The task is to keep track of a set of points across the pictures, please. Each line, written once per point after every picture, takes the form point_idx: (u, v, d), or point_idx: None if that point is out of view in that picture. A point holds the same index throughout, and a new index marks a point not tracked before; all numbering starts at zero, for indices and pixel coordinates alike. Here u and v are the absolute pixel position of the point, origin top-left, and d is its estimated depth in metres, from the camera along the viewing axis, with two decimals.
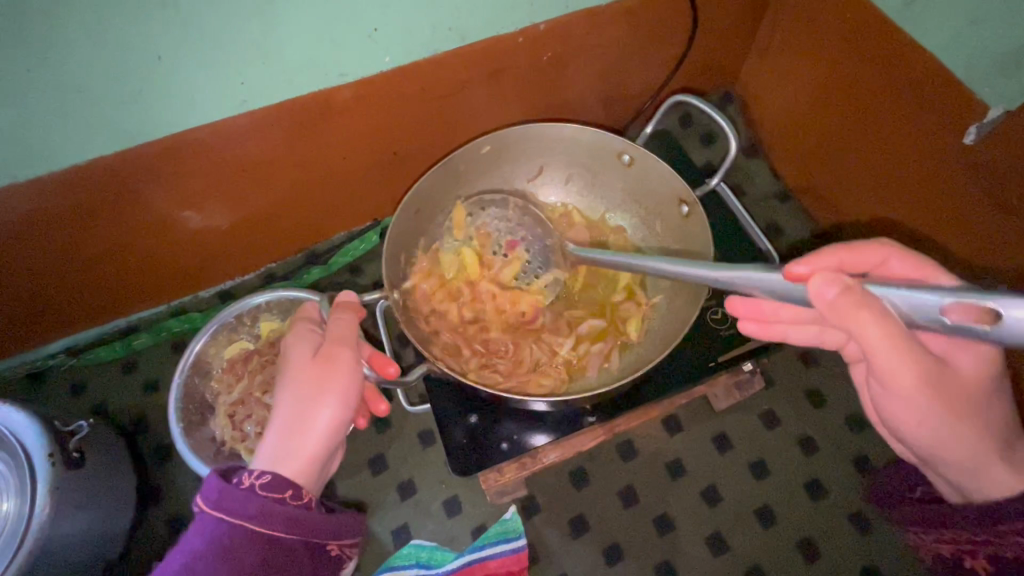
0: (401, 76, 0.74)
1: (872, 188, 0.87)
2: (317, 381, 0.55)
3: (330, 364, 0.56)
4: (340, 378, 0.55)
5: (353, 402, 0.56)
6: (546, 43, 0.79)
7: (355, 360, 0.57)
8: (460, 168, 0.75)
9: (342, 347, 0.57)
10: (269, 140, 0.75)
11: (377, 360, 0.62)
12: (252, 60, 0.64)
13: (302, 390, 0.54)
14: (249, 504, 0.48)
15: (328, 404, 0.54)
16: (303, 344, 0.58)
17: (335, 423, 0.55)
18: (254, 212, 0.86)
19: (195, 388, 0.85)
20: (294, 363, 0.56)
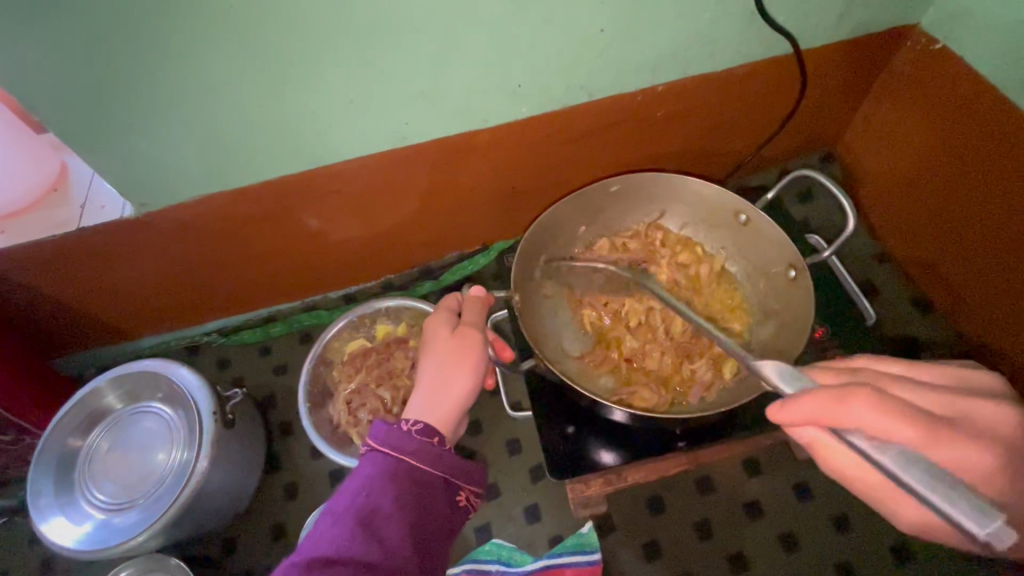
0: (532, 126, 0.85)
1: (974, 261, 0.86)
2: (456, 354, 0.64)
3: (466, 339, 0.66)
4: (473, 353, 0.65)
5: (480, 375, 0.66)
6: (662, 103, 0.86)
7: (484, 339, 0.67)
8: (588, 202, 0.84)
9: (473, 327, 0.67)
10: (410, 171, 0.88)
11: (498, 345, 0.76)
12: (417, 106, 0.78)
13: (443, 359, 0.64)
14: (410, 442, 0.56)
15: (465, 374, 0.64)
16: (442, 325, 0.67)
17: (467, 393, 0.64)
18: (386, 230, 0.99)
19: (320, 375, 0.99)
20: (434, 339, 0.66)
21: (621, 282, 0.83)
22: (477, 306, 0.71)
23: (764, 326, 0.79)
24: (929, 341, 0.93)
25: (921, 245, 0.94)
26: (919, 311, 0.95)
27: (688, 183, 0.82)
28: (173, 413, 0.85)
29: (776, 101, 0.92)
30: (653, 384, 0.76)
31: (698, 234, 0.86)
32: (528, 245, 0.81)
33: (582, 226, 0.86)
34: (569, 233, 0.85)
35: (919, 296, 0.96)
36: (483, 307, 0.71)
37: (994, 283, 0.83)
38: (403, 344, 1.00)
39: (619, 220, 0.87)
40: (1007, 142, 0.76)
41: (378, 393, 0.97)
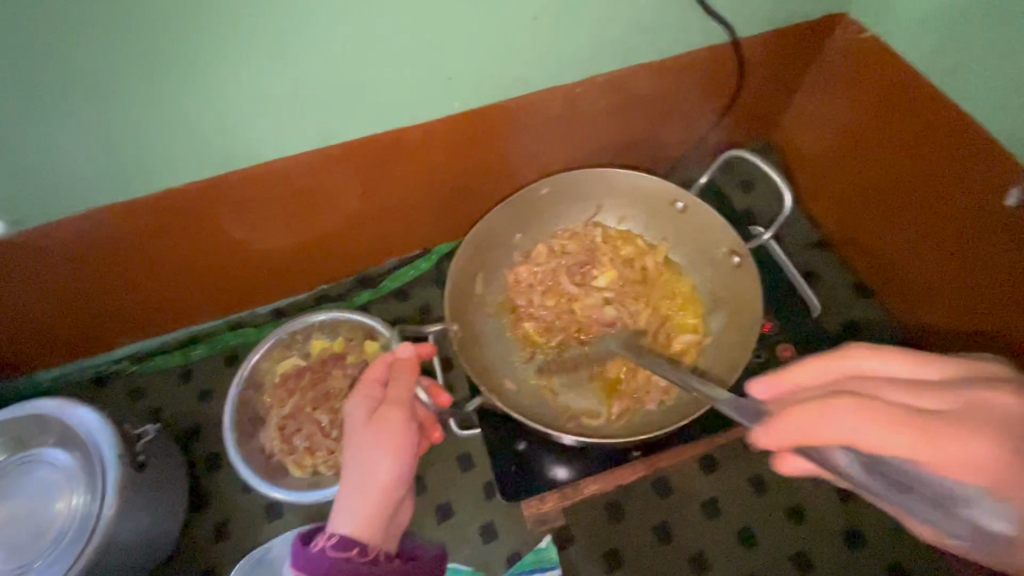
0: (467, 120, 0.79)
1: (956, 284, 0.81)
2: (371, 446, 0.59)
3: (382, 425, 0.60)
4: (392, 438, 0.60)
5: (406, 458, 0.60)
6: (602, 94, 0.83)
7: (405, 417, 0.61)
8: (518, 210, 0.80)
9: (391, 406, 0.61)
10: (337, 173, 0.81)
11: (432, 390, 0.71)
12: (337, 102, 0.70)
13: (359, 455, 0.59)
14: (323, 565, 0.55)
15: (385, 462, 0.59)
16: (359, 405, 0.62)
17: (393, 482, 0.59)
18: (317, 237, 0.91)
19: (249, 400, 0.90)
20: (352, 427, 0.62)
21: (562, 289, 0.79)
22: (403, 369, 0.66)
23: (714, 316, 0.77)
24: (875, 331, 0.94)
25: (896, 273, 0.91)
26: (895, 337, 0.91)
27: (618, 176, 0.79)
28: (70, 459, 0.75)
29: (715, 90, 0.90)
30: (609, 394, 0.73)
31: (638, 228, 0.83)
32: (461, 267, 0.76)
33: (517, 235, 0.82)
34: (502, 244, 0.81)
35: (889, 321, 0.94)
36: (408, 373, 0.65)
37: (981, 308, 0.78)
38: (341, 361, 0.93)
39: (555, 222, 0.83)
40: (930, 117, 0.77)
41: (314, 417, 0.89)
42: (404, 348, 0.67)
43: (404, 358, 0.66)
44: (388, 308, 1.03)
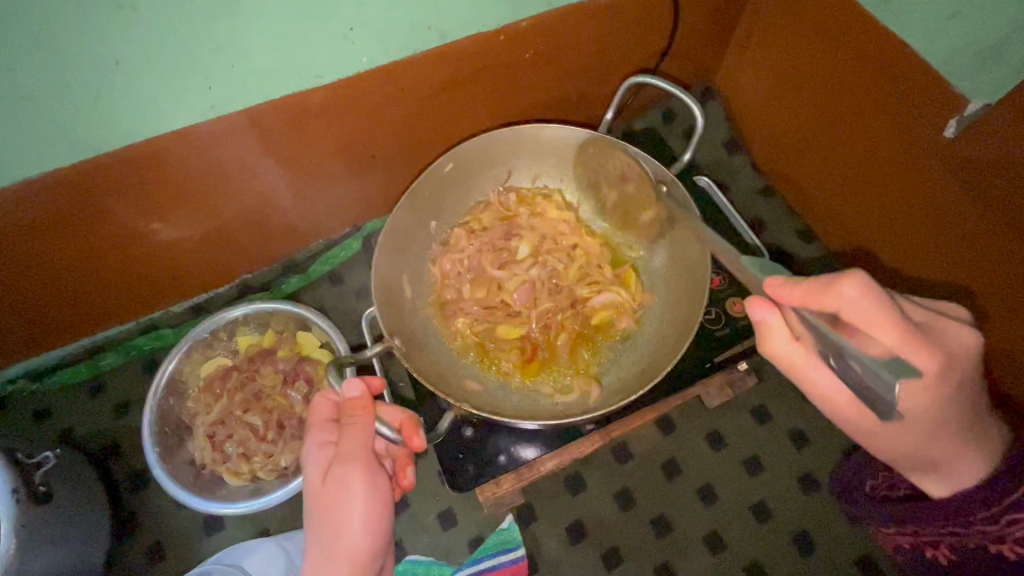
0: (380, 78, 0.70)
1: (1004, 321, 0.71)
2: (333, 514, 0.52)
3: (341, 488, 0.52)
4: (356, 496, 0.52)
5: (379, 526, 0.53)
6: (529, 41, 0.75)
7: (370, 471, 0.53)
8: (425, 195, 0.73)
9: (349, 460, 0.53)
10: (237, 147, 0.71)
11: (405, 429, 0.58)
12: (220, 63, 0.60)
13: (322, 527, 0.52)
14: None
15: (351, 526, 0.52)
16: (316, 464, 0.55)
17: (363, 546, 0.52)
18: (228, 221, 0.81)
19: (171, 409, 0.81)
20: (311, 484, 0.55)
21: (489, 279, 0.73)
22: (355, 413, 0.55)
23: (657, 255, 0.72)
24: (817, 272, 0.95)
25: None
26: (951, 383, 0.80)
27: (516, 134, 0.73)
28: None
29: (650, 33, 0.84)
30: (568, 367, 0.69)
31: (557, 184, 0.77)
32: (381, 275, 0.68)
33: (431, 224, 0.75)
34: (418, 235, 0.73)
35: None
36: (360, 416, 0.54)
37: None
38: (270, 357, 0.85)
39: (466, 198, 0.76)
40: (866, 52, 0.74)
41: (246, 420, 0.82)
42: (352, 386, 0.56)
43: (353, 400, 0.55)
44: (319, 293, 0.94)
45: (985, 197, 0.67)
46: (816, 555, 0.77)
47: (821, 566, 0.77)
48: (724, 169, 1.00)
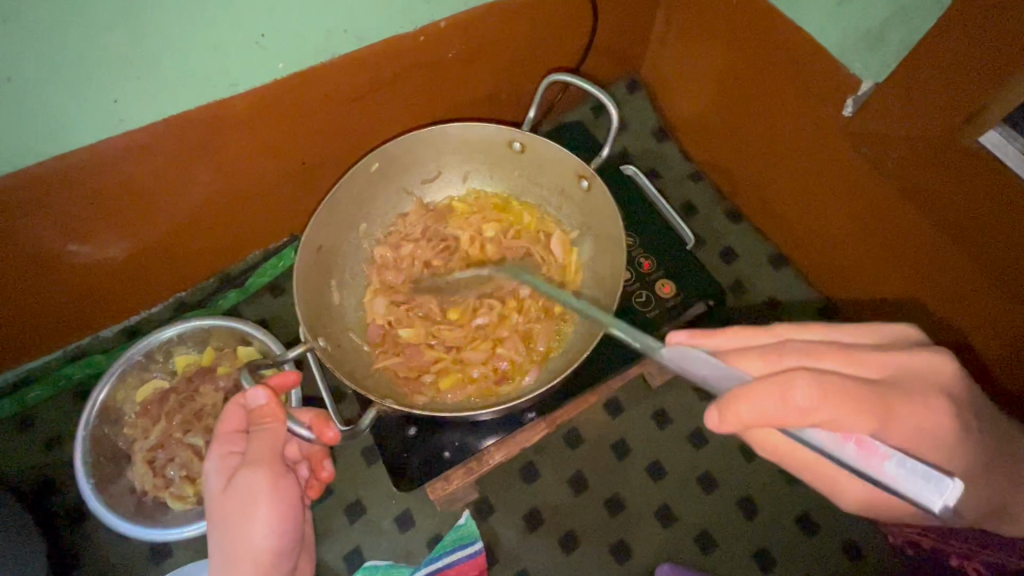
0: (300, 84, 0.70)
1: (917, 289, 0.76)
2: (237, 518, 0.53)
3: (244, 495, 0.54)
4: (259, 499, 0.54)
5: (289, 523, 0.55)
6: (450, 41, 0.76)
7: (273, 476, 0.54)
8: (350, 195, 0.72)
9: (251, 468, 0.54)
10: (154, 161, 0.68)
11: (316, 425, 0.59)
12: (125, 75, 0.59)
13: (226, 530, 0.53)
14: None
15: (255, 531, 0.54)
16: (219, 471, 0.56)
17: (267, 547, 0.54)
18: (155, 239, 0.78)
19: (107, 437, 0.78)
20: (213, 493, 0.56)
21: (426, 281, 0.75)
22: (264, 419, 0.57)
23: (584, 246, 0.74)
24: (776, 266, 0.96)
25: (861, 281, 0.84)
26: None
27: (443, 133, 0.74)
28: None
29: (571, 28, 0.86)
30: (509, 359, 0.69)
31: (485, 182, 0.78)
32: (303, 277, 0.68)
33: (363, 223, 0.75)
34: (345, 236, 0.74)
35: None
36: (270, 423, 0.56)
37: (950, 312, 0.73)
38: (208, 374, 0.83)
39: (390, 204, 0.77)
40: (766, 39, 0.79)
41: (187, 442, 0.79)
42: (258, 395, 0.57)
43: (262, 408, 0.57)
44: (260, 306, 0.92)
45: (884, 167, 0.71)
46: (760, 516, 0.81)
47: (766, 526, 0.80)
48: (654, 157, 1.03)
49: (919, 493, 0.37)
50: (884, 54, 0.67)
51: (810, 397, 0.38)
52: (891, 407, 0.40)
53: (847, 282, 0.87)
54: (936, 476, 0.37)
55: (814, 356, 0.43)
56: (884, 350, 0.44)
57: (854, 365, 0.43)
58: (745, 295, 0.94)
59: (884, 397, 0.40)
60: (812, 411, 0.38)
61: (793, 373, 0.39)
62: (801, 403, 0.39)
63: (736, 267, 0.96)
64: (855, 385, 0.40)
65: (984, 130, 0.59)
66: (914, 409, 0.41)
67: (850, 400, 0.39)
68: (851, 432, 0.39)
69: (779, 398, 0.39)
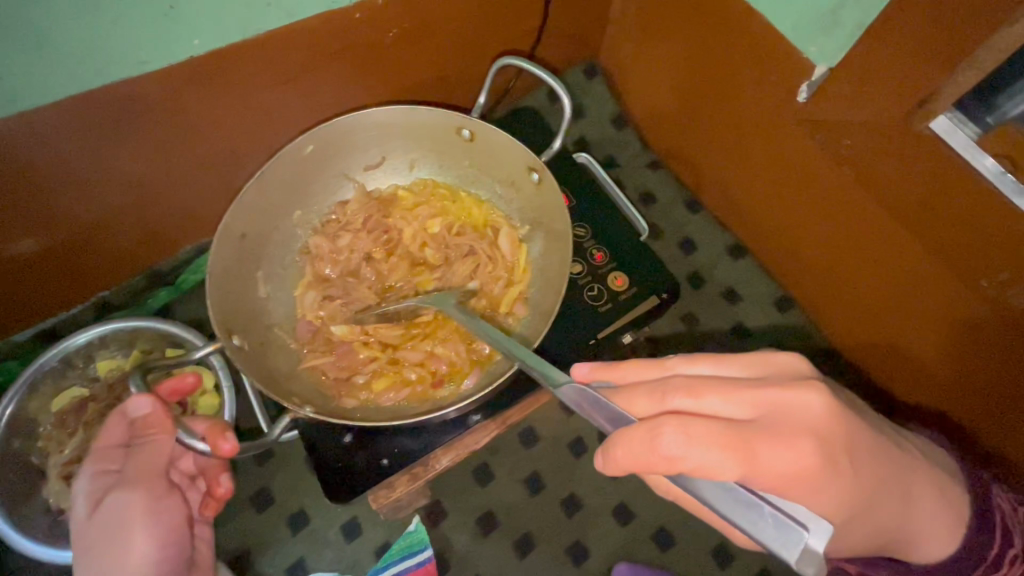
0: (218, 63, 0.63)
1: (871, 280, 0.75)
2: (106, 544, 0.50)
3: (115, 517, 0.51)
4: (135, 524, 0.51)
5: (169, 549, 0.53)
6: (388, 19, 0.71)
7: (151, 497, 0.52)
8: (280, 181, 0.67)
9: (129, 490, 0.52)
10: (52, 148, 0.61)
11: (212, 434, 0.53)
12: (6, 51, 0.52)
13: (92, 559, 0.50)
14: None
15: (129, 559, 0.51)
16: (90, 493, 0.53)
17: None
18: (59, 235, 0.71)
19: (17, 453, 0.72)
20: (79, 518, 0.52)
21: (367, 277, 0.70)
22: (149, 430, 0.54)
23: (534, 239, 0.70)
24: (736, 256, 0.94)
25: (815, 270, 0.84)
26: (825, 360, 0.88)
27: (386, 118, 0.68)
28: None
29: (521, 7, 0.82)
30: (455, 360, 0.65)
31: (431, 170, 0.74)
32: (224, 272, 0.62)
33: (295, 213, 0.70)
34: (275, 228, 0.68)
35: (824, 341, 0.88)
36: (156, 433, 0.53)
37: (899, 303, 0.73)
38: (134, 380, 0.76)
39: (328, 193, 0.71)
40: (722, 22, 0.76)
41: None
42: (141, 403, 0.53)
43: (146, 418, 0.53)
44: (194, 305, 0.86)
45: (839, 154, 0.70)
46: None
47: None
48: (612, 145, 1.00)
49: (777, 547, 0.33)
50: (837, 36, 0.64)
51: (678, 442, 0.36)
52: (756, 450, 0.37)
53: (802, 271, 0.86)
54: (792, 527, 0.33)
55: (697, 395, 0.39)
56: (760, 384, 0.40)
57: (731, 403, 0.39)
58: (703, 286, 0.92)
59: (749, 440, 0.37)
60: (681, 459, 0.36)
61: (678, 416, 0.37)
62: (682, 450, 0.36)
63: (694, 257, 0.94)
64: (723, 428, 0.37)
65: (934, 117, 0.58)
66: (779, 450, 0.37)
67: (718, 443, 0.36)
68: (717, 480, 0.35)
69: (646, 440, 0.36)
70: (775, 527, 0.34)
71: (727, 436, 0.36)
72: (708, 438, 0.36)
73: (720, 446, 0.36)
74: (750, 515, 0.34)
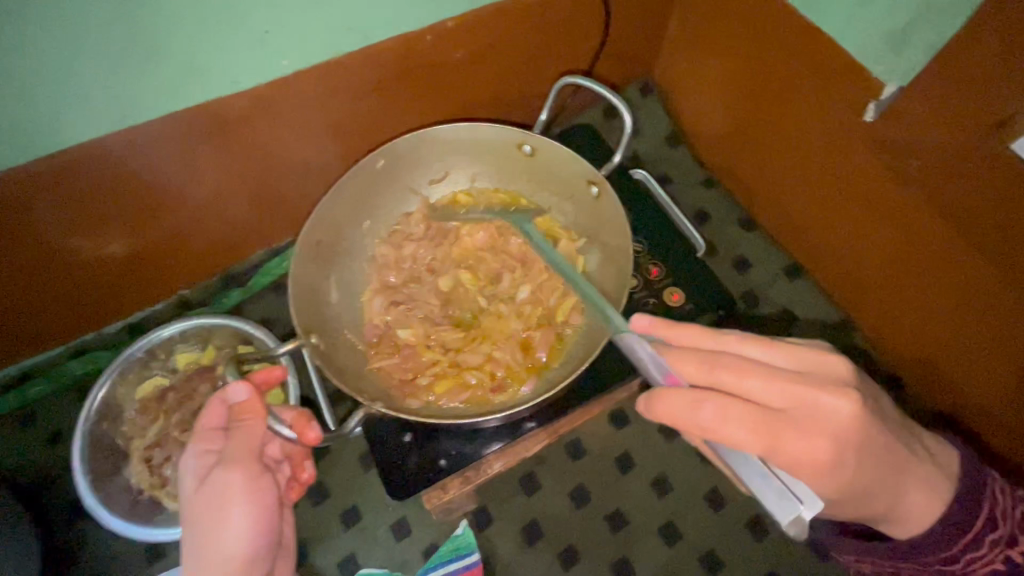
0: (302, 82, 0.69)
1: (942, 306, 0.72)
2: (210, 519, 0.53)
3: (216, 493, 0.53)
4: (234, 501, 0.54)
5: (265, 525, 0.55)
6: (457, 41, 0.75)
7: (247, 477, 0.54)
8: (352, 191, 0.71)
9: (227, 469, 0.54)
10: (155, 157, 0.68)
11: (297, 424, 0.58)
12: (127, 71, 0.58)
13: (197, 532, 0.53)
14: None
15: (228, 534, 0.53)
16: (195, 471, 0.55)
17: (240, 550, 0.54)
18: (150, 237, 0.77)
19: (105, 434, 0.78)
20: (187, 492, 0.55)
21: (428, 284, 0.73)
22: (244, 416, 0.56)
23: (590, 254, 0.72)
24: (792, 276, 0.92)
25: (878, 294, 0.81)
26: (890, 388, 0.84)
27: (453, 133, 0.72)
28: None
29: (582, 29, 0.85)
30: (511, 368, 0.67)
31: (491, 185, 0.76)
32: (300, 275, 0.67)
33: (364, 222, 0.74)
34: (345, 236, 0.73)
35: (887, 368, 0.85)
36: (250, 420, 0.56)
37: (974, 331, 0.70)
38: (209, 373, 0.82)
39: (394, 205, 0.75)
40: (783, 43, 0.76)
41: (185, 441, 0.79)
42: (240, 391, 0.56)
43: (242, 404, 0.56)
44: (263, 306, 0.91)
45: (907, 175, 0.68)
46: (770, 539, 0.77)
47: (775, 550, 0.77)
48: (666, 163, 1.01)
49: (771, 508, 0.39)
50: (909, 56, 0.64)
51: (713, 416, 0.40)
52: (785, 439, 0.39)
53: (864, 295, 0.84)
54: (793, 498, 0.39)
55: (742, 375, 0.41)
56: (805, 378, 0.40)
57: (776, 390, 0.40)
58: (758, 306, 0.91)
59: (779, 430, 0.39)
60: (711, 430, 0.40)
61: (719, 397, 0.40)
62: (714, 424, 0.40)
63: (748, 276, 0.93)
64: (752, 412, 0.40)
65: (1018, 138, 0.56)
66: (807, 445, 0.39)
67: (750, 425, 0.40)
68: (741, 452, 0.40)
69: (687, 410, 0.41)
70: (775, 496, 0.39)
71: (761, 420, 0.40)
72: (737, 415, 0.40)
73: (753, 427, 0.40)
74: (757, 483, 0.40)
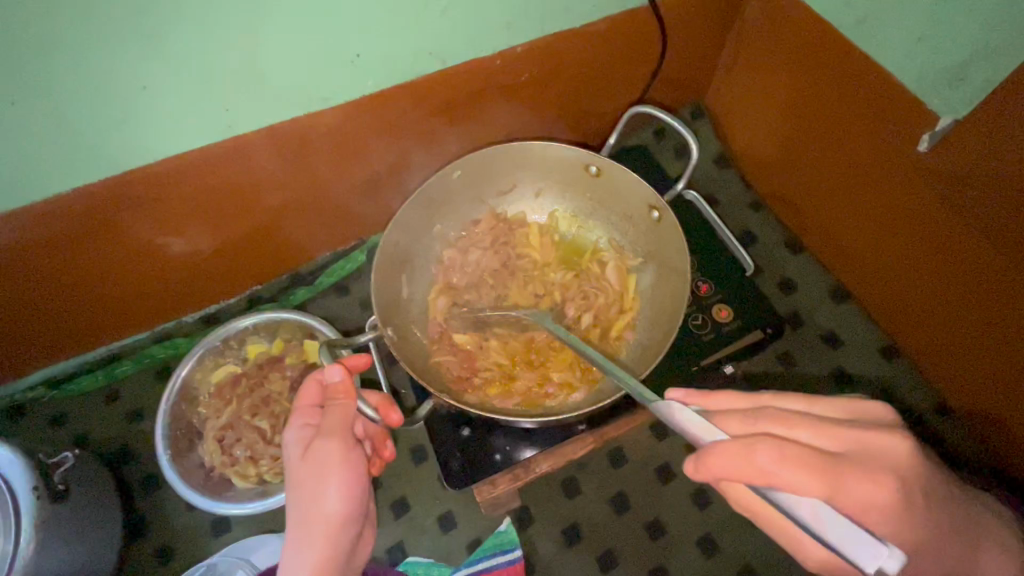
0: (383, 100, 0.75)
1: (992, 337, 0.73)
2: (311, 480, 0.57)
3: (315, 456, 0.58)
4: (331, 467, 0.57)
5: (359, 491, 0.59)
6: (523, 65, 0.80)
7: (343, 446, 0.58)
8: (429, 198, 0.77)
9: (326, 438, 0.58)
10: (249, 163, 0.75)
11: (382, 408, 0.64)
12: (238, 88, 0.66)
13: (299, 490, 0.58)
14: None
15: (325, 496, 0.57)
16: (297, 439, 0.60)
17: (336, 512, 0.57)
18: (235, 235, 0.85)
19: (183, 414, 0.85)
20: (292, 458, 0.60)
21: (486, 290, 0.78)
22: (337, 396, 0.61)
23: (646, 270, 0.76)
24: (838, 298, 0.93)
25: (926, 322, 0.82)
26: (934, 416, 0.84)
27: (525, 150, 0.77)
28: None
29: (639, 55, 0.89)
30: (566, 373, 0.71)
31: (555, 198, 0.81)
32: (380, 275, 0.72)
33: (436, 226, 0.79)
34: (419, 239, 0.78)
35: (933, 396, 0.85)
36: (342, 399, 0.60)
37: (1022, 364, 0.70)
38: (278, 364, 0.89)
39: (465, 212, 0.81)
40: (838, 73, 0.79)
41: (254, 424, 0.86)
42: (334, 372, 0.61)
43: (336, 384, 0.60)
44: (326, 304, 0.98)
45: (963, 206, 0.70)
46: None
47: None
48: (713, 184, 1.04)
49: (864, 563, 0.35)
50: (965, 89, 0.66)
51: (771, 459, 0.38)
52: (844, 480, 0.38)
53: (911, 321, 0.84)
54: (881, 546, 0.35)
55: (787, 425, 0.43)
56: (850, 425, 0.42)
57: (822, 438, 0.42)
58: (803, 327, 0.92)
59: (836, 475, 0.39)
60: (770, 475, 0.38)
61: (773, 438, 0.39)
62: (775, 468, 0.38)
63: (794, 298, 0.94)
64: (803, 452, 0.39)
65: None
66: (867, 486, 0.39)
67: (806, 467, 0.38)
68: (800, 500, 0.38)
69: (741, 455, 0.38)
70: (859, 546, 0.35)
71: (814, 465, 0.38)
72: (789, 456, 0.38)
73: (808, 472, 0.38)
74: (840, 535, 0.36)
